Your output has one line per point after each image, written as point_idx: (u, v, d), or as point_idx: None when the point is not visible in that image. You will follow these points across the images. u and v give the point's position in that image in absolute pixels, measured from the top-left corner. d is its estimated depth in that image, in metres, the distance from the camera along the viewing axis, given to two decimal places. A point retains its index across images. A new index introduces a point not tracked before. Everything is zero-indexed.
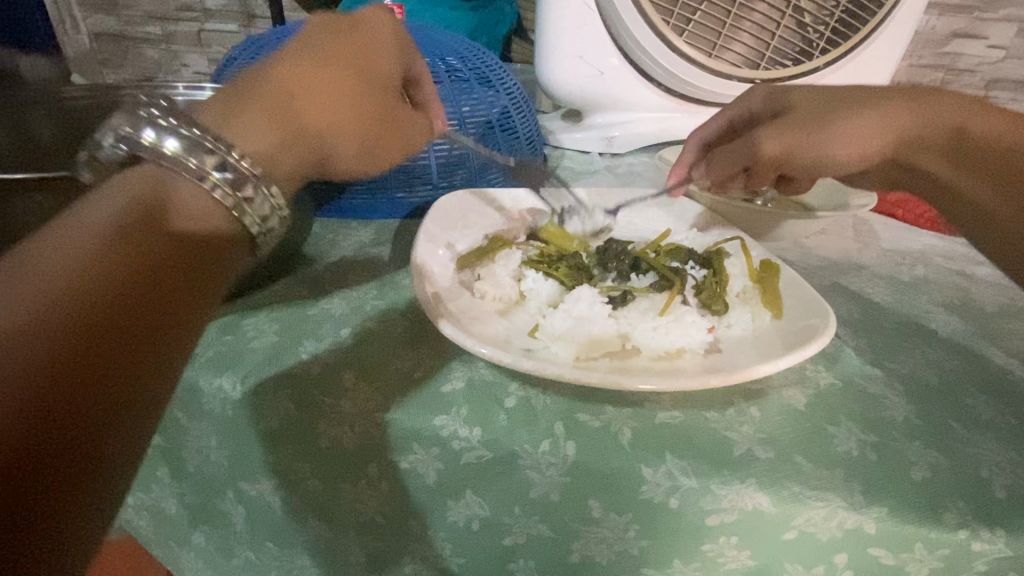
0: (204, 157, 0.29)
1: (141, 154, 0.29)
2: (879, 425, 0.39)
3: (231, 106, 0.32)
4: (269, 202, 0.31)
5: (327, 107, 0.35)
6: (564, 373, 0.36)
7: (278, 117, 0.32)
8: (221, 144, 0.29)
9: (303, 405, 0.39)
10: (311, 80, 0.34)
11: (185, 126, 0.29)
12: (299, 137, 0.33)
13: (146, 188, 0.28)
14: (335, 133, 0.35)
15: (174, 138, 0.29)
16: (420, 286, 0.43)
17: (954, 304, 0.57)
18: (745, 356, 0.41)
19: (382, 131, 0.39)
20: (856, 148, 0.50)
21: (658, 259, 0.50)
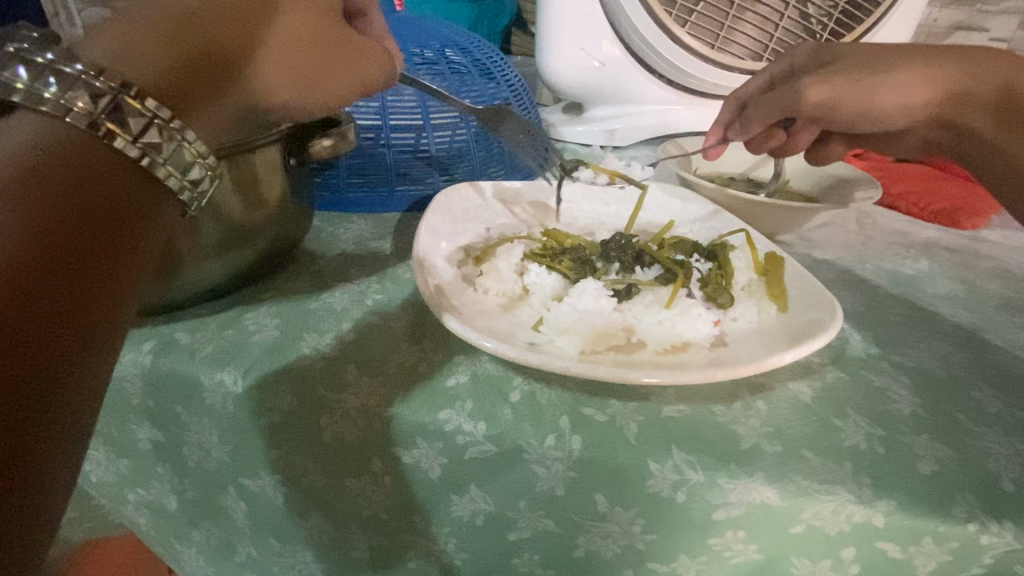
0: (95, 98, 0.24)
1: (9, 98, 0.24)
2: (886, 418, 0.38)
3: (125, 33, 0.27)
4: (188, 149, 0.27)
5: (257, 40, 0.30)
6: (571, 366, 0.35)
7: (179, 43, 0.28)
8: (111, 83, 0.25)
9: (306, 400, 0.39)
10: (223, 11, 0.29)
11: (66, 65, 0.25)
12: (201, 62, 0.28)
13: (34, 141, 0.24)
14: (262, 70, 0.31)
15: (59, 80, 0.25)
16: (424, 280, 0.43)
17: (959, 296, 0.56)
18: (751, 349, 0.41)
19: (319, 61, 0.33)
20: (899, 101, 0.49)
21: (661, 252, 0.50)
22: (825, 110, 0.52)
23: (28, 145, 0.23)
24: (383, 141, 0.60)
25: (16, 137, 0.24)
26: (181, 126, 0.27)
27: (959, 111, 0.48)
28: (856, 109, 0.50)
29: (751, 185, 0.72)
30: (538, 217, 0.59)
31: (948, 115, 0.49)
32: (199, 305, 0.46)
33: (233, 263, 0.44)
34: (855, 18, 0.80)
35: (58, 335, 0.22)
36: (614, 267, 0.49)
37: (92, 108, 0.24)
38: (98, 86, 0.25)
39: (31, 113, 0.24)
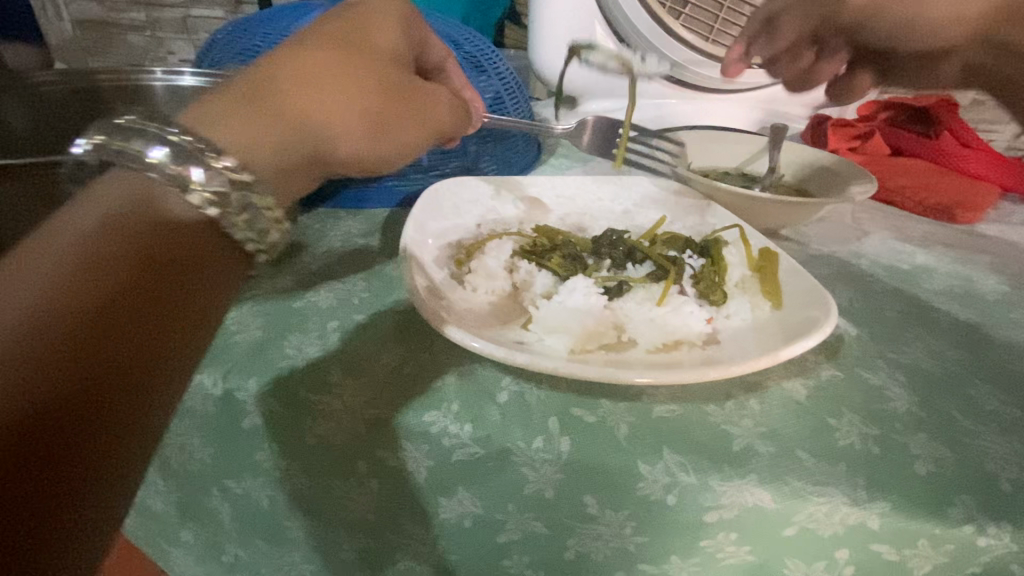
0: (191, 165, 0.26)
1: (120, 163, 0.27)
2: (881, 417, 0.38)
3: (222, 109, 0.29)
4: (265, 214, 0.29)
5: (332, 102, 0.31)
6: (560, 366, 0.35)
7: (270, 115, 0.29)
8: (212, 151, 0.27)
9: (289, 403, 0.38)
10: (305, 80, 0.31)
11: (172, 131, 0.27)
12: (299, 136, 0.30)
13: (128, 199, 0.26)
14: (340, 131, 0.31)
15: (159, 144, 0.26)
16: (410, 278, 0.42)
17: (956, 292, 0.55)
18: (744, 347, 0.40)
19: (394, 120, 0.35)
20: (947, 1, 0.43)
21: (653, 248, 0.48)
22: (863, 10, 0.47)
23: (122, 204, 0.26)
24: None
25: (112, 195, 0.26)
26: (262, 190, 0.29)
27: (1021, 14, 0.41)
28: (898, 13, 0.45)
29: (746, 179, 0.71)
30: (529, 213, 0.58)
31: (1007, 21, 0.42)
32: None
33: None
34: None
35: (106, 403, 0.23)
36: (605, 263, 0.47)
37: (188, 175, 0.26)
38: (197, 149, 0.27)
39: (135, 177, 0.27)
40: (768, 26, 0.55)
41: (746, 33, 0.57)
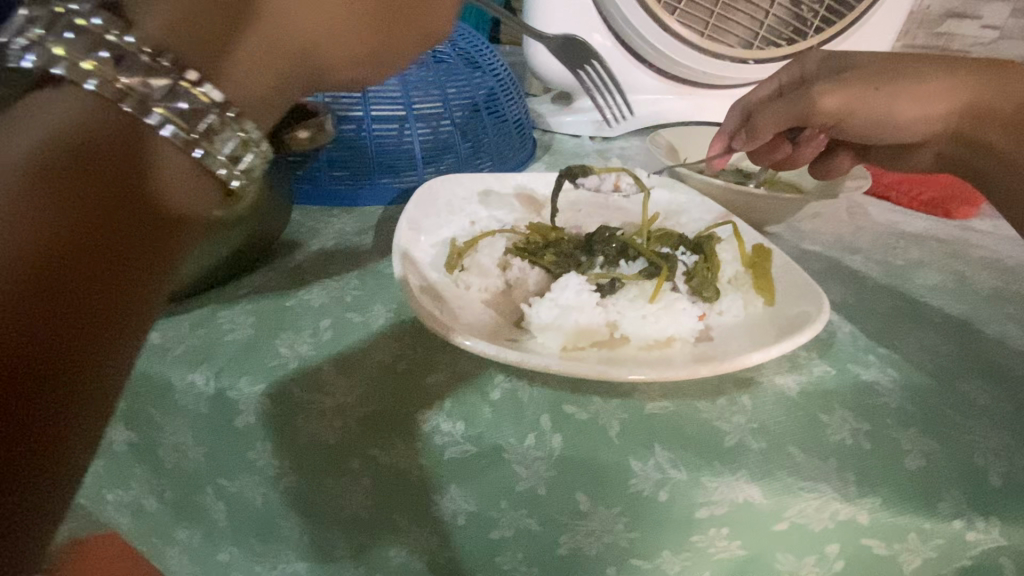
0: (151, 82, 0.21)
1: (52, 68, 0.20)
2: (873, 412, 0.38)
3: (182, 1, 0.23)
4: (242, 142, 0.24)
5: (316, 11, 0.25)
6: (551, 364, 0.35)
7: (249, 25, 0.24)
8: (164, 62, 0.22)
9: (281, 401, 0.38)
10: None
11: (112, 32, 0.21)
12: (280, 50, 0.25)
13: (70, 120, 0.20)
14: (331, 48, 0.26)
15: (109, 54, 0.21)
16: (403, 275, 0.42)
17: (948, 288, 0.56)
18: (736, 344, 0.40)
19: (389, 33, 0.27)
20: (914, 104, 0.50)
21: (647, 245, 0.48)
22: (843, 115, 0.52)
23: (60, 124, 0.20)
24: (365, 133, 0.59)
25: (48, 111, 0.20)
26: (239, 118, 0.24)
27: (976, 116, 0.50)
28: (875, 118, 0.51)
29: (740, 175, 0.71)
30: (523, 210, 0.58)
31: (962, 119, 0.50)
32: (173, 304, 0.44)
33: (203, 262, 0.42)
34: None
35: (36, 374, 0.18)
36: (598, 260, 0.47)
37: (137, 90, 0.21)
38: (154, 63, 0.21)
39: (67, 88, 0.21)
40: (747, 125, 0.55)
41: (725, 125, 0.59)
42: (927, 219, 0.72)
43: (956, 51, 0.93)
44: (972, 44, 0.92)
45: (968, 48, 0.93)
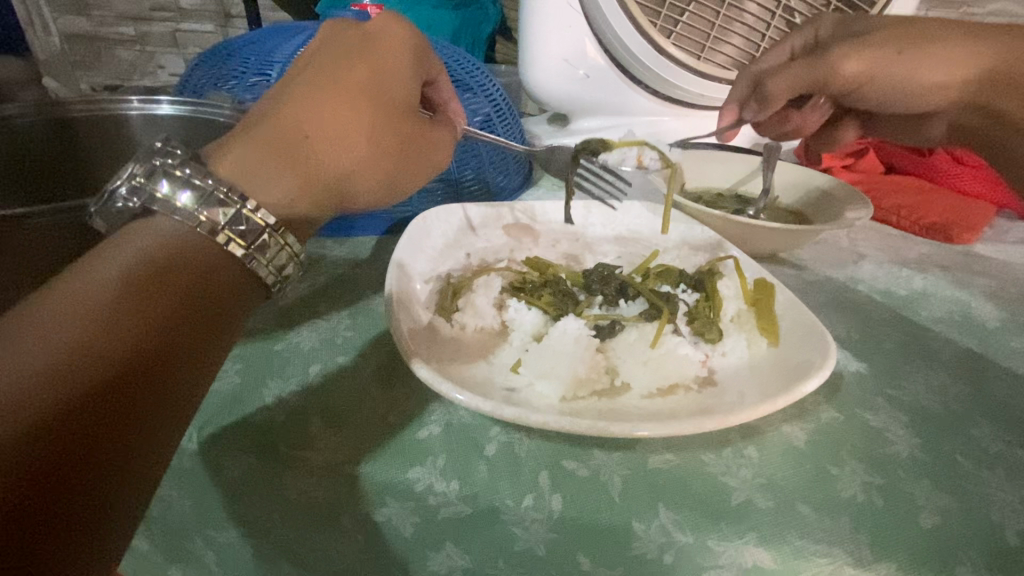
0: (217, 209, 0.30)
1: (152, 206, 0.30)
2: (883, 463, 0.37)
3: (249, 157, 0.33)
4: (285, 251, 0.32)
5: (342, 151, 0.34)
6: (549, 421, 0.33)
7: (292, 163, 0.33)
8: (234, 196, 0.30)
9: (265, 457, 0.35)
10: (323, 130, 0.34)
11: (198, 178, 0.30)
12: (317, 186, 0.34)
13: (161, 240, 0.29)
14: (353, 178, 0.35)
15: (190, 191, 0.30)
16: (394, 320, 0.40)
17: (955, 320, 0.54)
18: (740, 389, 0.39)
19: (401, 170, 0.39)
20: (935, 65, 0.47)
21: (646, 283, 0.47)
22: (856, 81, 0.50)
23: (154, 241, 0.28)
24: None
25: (146, 233, 0.29)
26: (284, 232, 0.32)
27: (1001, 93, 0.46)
28: (886, 86, 0.49)
29: (740, 201, 0.70)
30: (520, 241, 0.57)
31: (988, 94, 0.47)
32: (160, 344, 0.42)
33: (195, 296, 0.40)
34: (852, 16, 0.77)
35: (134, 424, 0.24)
36: (597, 300, 0.46)
37: (214, 216, 0.30)
38: (227, 198, 0.30)
39: (165, 219, 0.30)
40: (757, 93, 0.55)
41: (736, 95, 0.59)
42: (927, 243, 0.71)
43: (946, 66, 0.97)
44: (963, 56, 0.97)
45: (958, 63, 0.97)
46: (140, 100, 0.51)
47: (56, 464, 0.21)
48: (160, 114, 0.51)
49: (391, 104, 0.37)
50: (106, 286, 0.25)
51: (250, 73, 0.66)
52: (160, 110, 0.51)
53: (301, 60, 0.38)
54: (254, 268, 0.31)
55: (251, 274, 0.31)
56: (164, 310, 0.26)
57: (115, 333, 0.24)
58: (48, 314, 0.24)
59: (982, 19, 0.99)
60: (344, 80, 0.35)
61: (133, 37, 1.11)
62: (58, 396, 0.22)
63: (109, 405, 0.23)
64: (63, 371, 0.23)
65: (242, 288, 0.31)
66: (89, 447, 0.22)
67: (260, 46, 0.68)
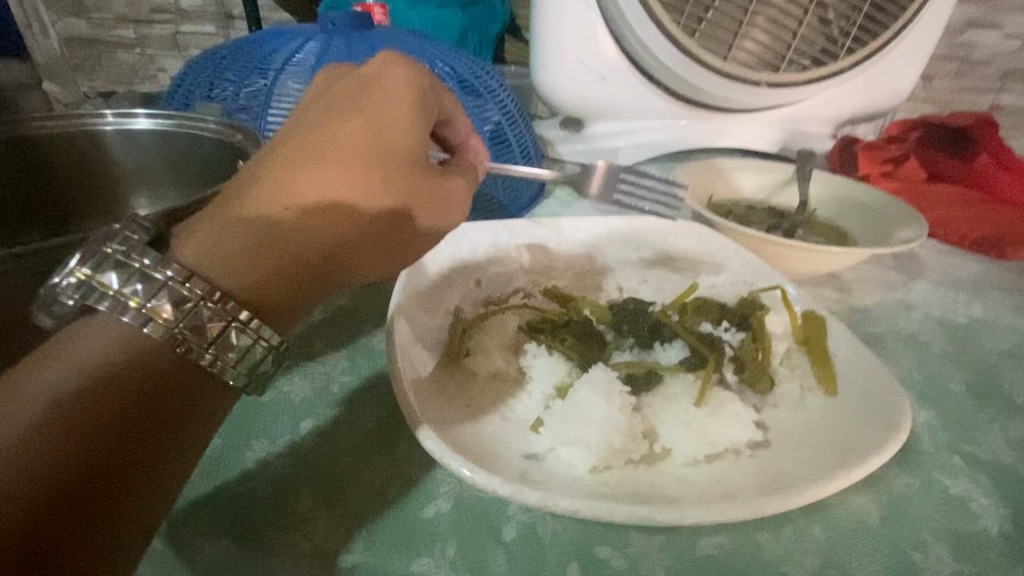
0: (171, 306, 0.26)
1: (98, 304, 0.26)
2: (971, 545, 0.31)
3: (220, 237, 0.29)
4: (258, 345, 0.28)
5: (324, 228, 0.31)
6: (581, 507, 0.28)
7: (266, 246, 0.29)
8: (197, 289, 0.27)
9: (245, 543, 0.30)
10: (301, 206, 0.30)
11: (155, 269, 0.27)
12: (294, 268, 0.30)
13: (105, 347, 0.25)
14: (339, 255, 0.32)
15: (144, 284, 0.27)
16: (399, 373, 0.35)
17: (1023, 354, 0.49)
18: (801, 453, 0.33)
19: (402, 238, 0.34)
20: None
21: (683, 322, 0.41)
22: None
23: (96, 349, 0.25)
24: None
25: (89, 339, 0.25)
26: (252, 319, 0.28)
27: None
28: None
29: (775, 215, 0.64)
30: (537, 266, 0.51)
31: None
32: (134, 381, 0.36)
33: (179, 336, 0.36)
34: (893, 7, 0.70)
35: None
36: (627, 342, 0.40)
37: (166, 315, 0.26)
38: (187, 292, 0.27)
39: (113, 320, 0.26)
40: None
41: None
42: (978, 260, 0.66)
43: (977, 60, 0.92)
44: (991, 53, 0.92)
45: (987, 57, 0.92)
46: (116, 114, 0.46)
47: None
48: (137, 129, 0.46)
49: (392, 164, 0.32)
50: (25, 418, 0.22)
51: (244, 79, 0.61)
52: (138, 125, 0.46)
53: (298, 112, 0.34)
54: (218, 368, 0.27)
55: (215, 382, 0.27)
56: (90, 441, 0.23)
57: (19, 480, 0.21)
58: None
59: None
60: (335, 142, 0.31)
61: (133, 40, 1.04)
62: None
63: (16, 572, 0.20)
64: None
65: (204, 399, 0.27)
66: None
67: (251, 50, 0.63)
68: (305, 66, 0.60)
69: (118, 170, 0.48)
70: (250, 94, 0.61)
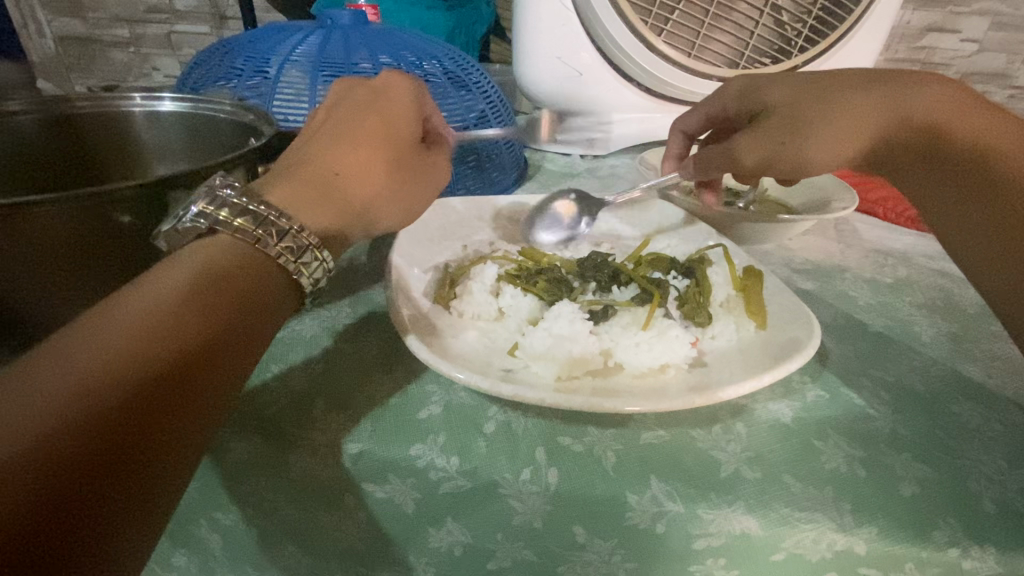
0: (270, 228, 0.34)
1: (217, 227, 0.34)
2: (867, 438, 0.38)
3: (292, 192, 0.37)
4: (320, 266, 0.36)
5: (364, 183, 0.40)
6: (545, 398, 0.34)
7: (327, 196, 0.38)
8: (282, 219, 0.35)
9: (271, 438, 0.36)
10: (345, 169, 0.39)
11: (253, 204, 0.35)
12: (347, 212, 0.39)
13: (221, 254, 0.33)
14: (375, 206, 0.41)
15: (250, 215, 0.34)
16: (395, 306, 0.41)
17: (938, 304, 0.56)
18: (730, 369, 0.40)
19: (411, 193, 0.43)
20: (828, 153, 0.47)
21: (638, 271, 0.49)
22: (764, 165, 0.50)
23: (216, 253, 0.33)
24: None
25: (209, 248, 0.33)
26: (321, 248, 0.36)
27: (904, 136, 0.45)
28: (793, 164, 0.48)
29: (730, 194, 0.72)
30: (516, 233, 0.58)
31: (895, 140, 0.46)
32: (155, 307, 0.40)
33: None
34: (839, 13, 0.80)
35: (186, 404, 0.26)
36: (591, 287, 0.48)
37: (266, 234, 0.34)
38: (277, 221, 0.35)
39: (229, 237, 0.34)
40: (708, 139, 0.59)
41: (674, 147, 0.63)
42: (912, 232, 0.72)
43: None
44: None
45: None
46: (144, 97, 0.52)
47: (112, 424, 0.23)
48: (162, 110, 0.52)
49: (400, 145, 0.43)
50: (170, 289, 0.29)
51: (249, 69, 0.67)
52: (163, 107, 0.52)
53: (321, 110, 0.44)
54: (297, 278, 0.35)
55: (294, 283, 0.35)
56: (213, 313, 0.29)
57: (172, 327, 0.27)
58: (109, 317, 0.27)
59: (965, 18, 1.07)
60: (357, 127, 0.41)
61: (128, 39, 1.14)
62: (128, 371, 0.24)
63: (168, 388, 0.25)
64: (134, 351, 0.25)
65: (283, 293, 0.35)
66: (142, 424, 0.24)
67: (257, 43, 0.69)
68: (307, 58, 0.67)
69: (141, 149, 0.53)
70: (255, 83, 0.67)
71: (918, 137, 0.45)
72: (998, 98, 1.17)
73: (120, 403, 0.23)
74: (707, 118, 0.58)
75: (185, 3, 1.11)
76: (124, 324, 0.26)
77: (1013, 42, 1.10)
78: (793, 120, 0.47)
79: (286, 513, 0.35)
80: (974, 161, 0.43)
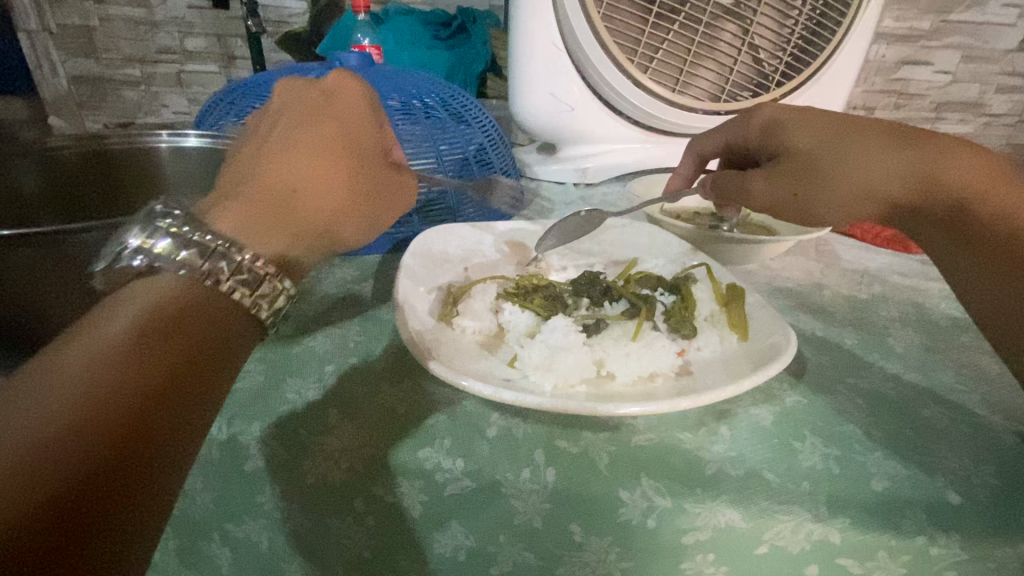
0: (217, 260, 0.31)
1: (159, 263, 0.31)
2: (842, 439, 0.41)
3: (245, 216, 0.35)
4: (281, 295, 0.33)
5: (325, 199, 0.37)
6: (543, 402, 0.38)
7: (284, 216, 0.35)
8: (234, 249, 0.32)
9: (290, 447, 0.38)
10: (303, 186, 0.37)
11: (196, 234, 0.32)
12: (304, 232, 0.36)
13: (184, 279, 0.31)
14: (340, 222, 0.38)
15: (193, 245, 0.31)
16: (403, 323, 0.45)
17: (911, 317, 0.59)
18: (714, 376, 0.43)
19: (375, 207, 0.42)
20: (835, 207, 0.51)
21: (626, 287, 0.53)
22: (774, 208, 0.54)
23: (178, 279, 0.30)
24: None
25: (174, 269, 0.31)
26: (279, 276, 0.33)
27: (926, 199, 0.47)
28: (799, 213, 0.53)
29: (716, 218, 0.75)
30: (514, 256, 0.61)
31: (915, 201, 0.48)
32: None
33: None
34: (815, 44, 0.86)
35: (152, 452, 0.25)
36: (584, 303, 0.52)
37: (218, 267, 0.31)
38: (228, 250, 0.31)
39: (173, 272, 0.31)
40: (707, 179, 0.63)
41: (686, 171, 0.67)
42: (887, 252, 0.76)
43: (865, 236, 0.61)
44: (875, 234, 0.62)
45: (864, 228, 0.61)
46: (170, 134, 0.56)
47: (68, 487, 0.22)
48: (186, 146, 0.56)
49: (360, 153, 0.41)
50: (131, 321, 0.27)
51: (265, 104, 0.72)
52: (185, 142, 0.55)
53: (267, 119, 0.40)
54: (256, 310, 0.32)
55: (252, 316, 0.32)
56: (179, 346, 0.27)
57: (136, 366, 0.26)
58: (61, 361, 0.25)
59: (937, 51, 1.14)
60: (311, 139, 0.38)
61: (138, 78, 1.21)
62: (87, 421, 0.23)
63: (131, 435, 0.24)
64: (96, 398, 0.24)
65: (253, 322, 0.32)
66: (106, 480, 0.23)
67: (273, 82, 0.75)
68: None
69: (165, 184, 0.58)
70: None
71: (937, 209, 0.47)
72: (976, 124, 1.24)
73: (79, 459, 0.22)
74: (727, 144, 0.61)
75: (195, 44, 1.18)
76: (77, 376, 0.24)
77: (985, 72, 1.17)
78: (802, 172, 0.51)
79: (305, 518, 0.38)
80: (993, 241, 0.44)
